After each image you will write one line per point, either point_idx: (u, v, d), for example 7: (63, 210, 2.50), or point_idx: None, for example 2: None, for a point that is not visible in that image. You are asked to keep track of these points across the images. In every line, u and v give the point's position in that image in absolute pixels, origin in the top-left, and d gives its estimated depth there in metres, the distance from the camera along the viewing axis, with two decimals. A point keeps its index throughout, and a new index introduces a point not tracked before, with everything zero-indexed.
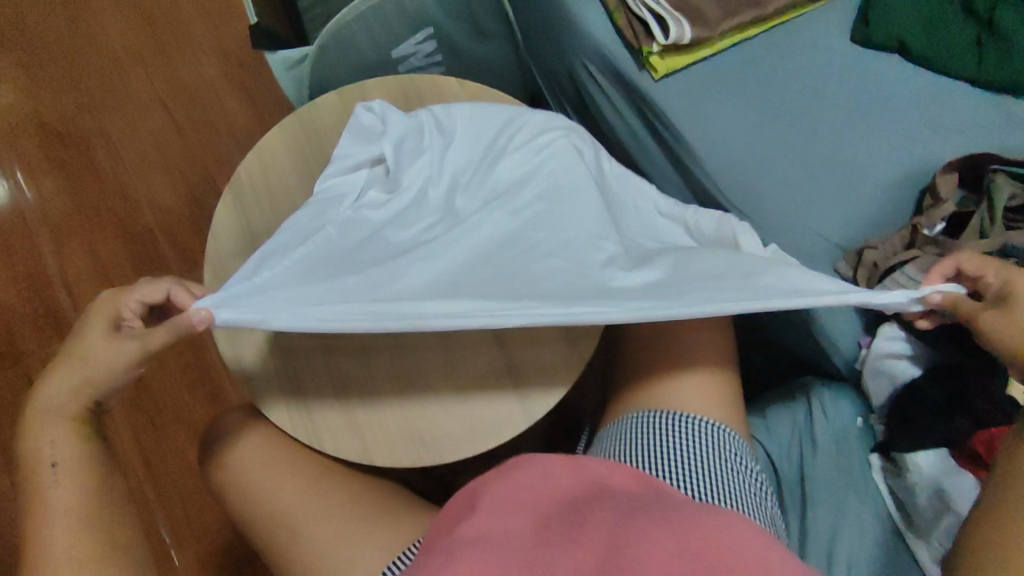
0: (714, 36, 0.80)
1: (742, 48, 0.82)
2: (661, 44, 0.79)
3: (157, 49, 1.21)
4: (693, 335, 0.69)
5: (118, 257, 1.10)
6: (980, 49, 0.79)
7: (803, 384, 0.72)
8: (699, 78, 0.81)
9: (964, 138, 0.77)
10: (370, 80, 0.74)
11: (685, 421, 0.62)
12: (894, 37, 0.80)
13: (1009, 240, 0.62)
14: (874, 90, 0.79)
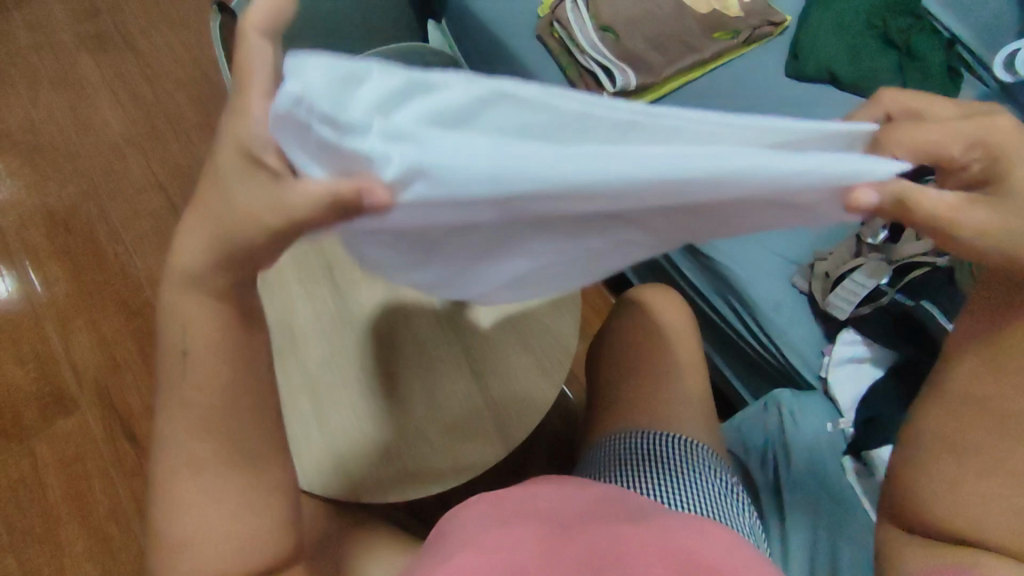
0: (658, 81, 0.88)
1: (684, 91, 0.90)
2: (610, 92, 0.87)
3: (155, 139, 1.31)
4: (663, 356, 0.72)
5: (121, 332, 1.15)
6: (903, 75, 0.86)
7: (773, 397, 0.72)
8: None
9: None
10: None
11: (668, 440, 0.64)
12: (822, 69, 0.87)
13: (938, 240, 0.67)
14: (812, 117, 0.86)
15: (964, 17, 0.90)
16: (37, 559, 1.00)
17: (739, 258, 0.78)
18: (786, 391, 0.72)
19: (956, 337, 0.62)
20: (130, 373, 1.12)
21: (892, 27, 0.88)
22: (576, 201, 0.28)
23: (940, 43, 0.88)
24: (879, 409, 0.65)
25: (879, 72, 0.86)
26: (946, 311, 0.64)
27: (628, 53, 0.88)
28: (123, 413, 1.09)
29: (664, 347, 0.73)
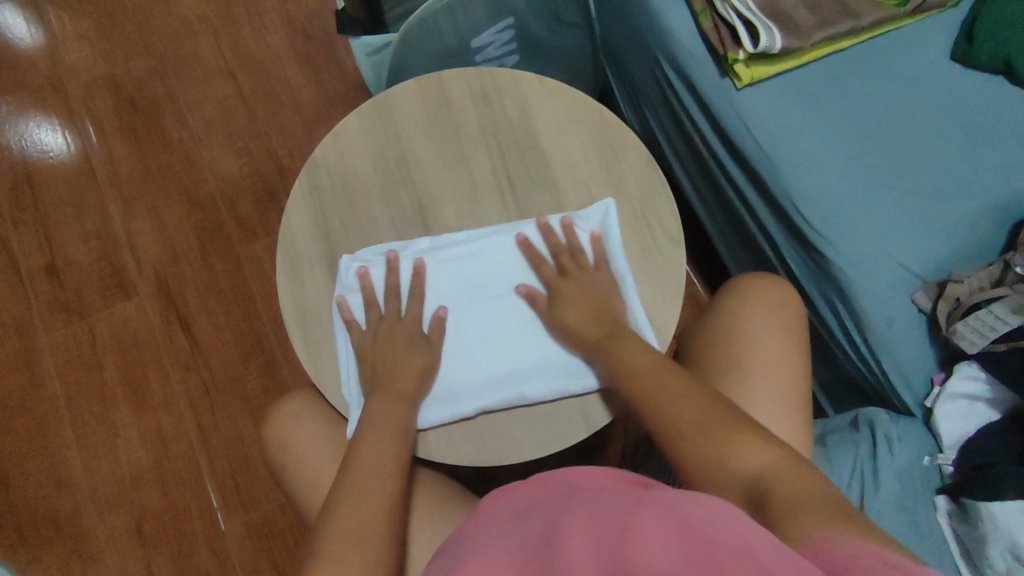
0: (804, 47, 0.77)
1: (830, 60, 0.80)
2: (748, 52, 0.77)
3: (228, 20, 1.22)
4: (766, 372, 0.63)
5: (183, 223, 1.12)
6: None
7: (869, 416, 0.68)
8: (782, 92, 0.79)
9: None
10: (452, 73, 0.73)
11: None
12: (999, 58, 0.76)
13: None
14: (971, 119, 0.77)
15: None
16: (94, 433, 1.03)
17: (855, 261, 0.72)
18: (883, 413, 0.68)
19: None
20: (189, 267, 1.10)
21: None
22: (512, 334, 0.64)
23: None
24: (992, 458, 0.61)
25: None
26: None
27: (775, 7, 0.77)
28: (180, 306, 1.08)
29: (773, 358, 0.64)
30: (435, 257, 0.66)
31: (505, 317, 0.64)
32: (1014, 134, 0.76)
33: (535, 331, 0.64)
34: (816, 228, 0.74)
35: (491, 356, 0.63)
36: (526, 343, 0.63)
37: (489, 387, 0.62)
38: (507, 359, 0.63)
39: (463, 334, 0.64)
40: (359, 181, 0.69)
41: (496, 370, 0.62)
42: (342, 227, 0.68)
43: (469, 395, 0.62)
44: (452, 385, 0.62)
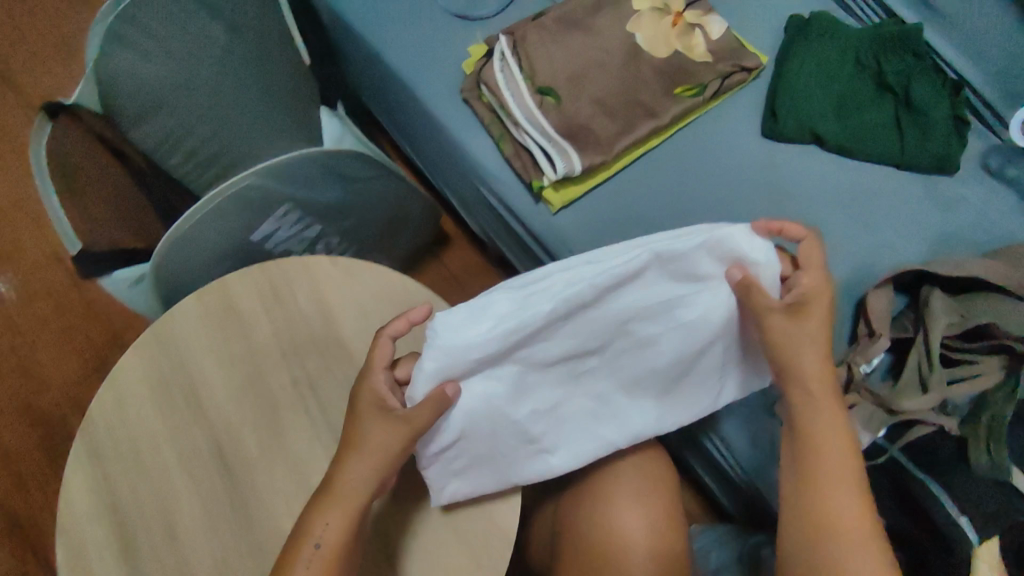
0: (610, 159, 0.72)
1: (644, 159, 0.75)
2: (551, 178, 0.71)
3: (30, 199, 1.10)
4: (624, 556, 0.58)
5: (22, 442, 1.00)
6: (900, 130, 0.73)
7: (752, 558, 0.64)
8: (601, 205, 0.73)
9: (896, 234, 0.71)
10: (233, 279, 0.65)
11: None
12: (807, 129, 0.73)
13: (947, 394, 0.55)
14: (795, 196, 0.73)
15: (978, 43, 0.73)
16: None
17: None
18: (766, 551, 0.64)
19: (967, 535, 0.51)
20: (37, 491, 0.98)
21: (889, 70, 0.73)
22: (640, 351, 0.57)
23: (946, 88, 0.74)
24: None
25: (872, 127, 0.73)
26: (954, 495, 0.52)
27: (571, 122, 0.72)
28: (34, 540, 0.96)
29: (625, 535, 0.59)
30: (537, 306, 0.50)
31: (575, 342, 0.54)
32: (840, 204, 0.72)
33: (644, 362, 0.57)
34: None
35: (582, 408, 0.58)
36: (626, 360, 0.57)
37: (581, 435, 0.58)
38: (645, 362, 0.57)
39: (557, 380, 0.56)
40: (146, 432, 0.61)
41: (617, 397, 0.58)
42: (131, 493, 0.59)
43: (559, 440, 0.58)
44: (526, 439, 0.56)
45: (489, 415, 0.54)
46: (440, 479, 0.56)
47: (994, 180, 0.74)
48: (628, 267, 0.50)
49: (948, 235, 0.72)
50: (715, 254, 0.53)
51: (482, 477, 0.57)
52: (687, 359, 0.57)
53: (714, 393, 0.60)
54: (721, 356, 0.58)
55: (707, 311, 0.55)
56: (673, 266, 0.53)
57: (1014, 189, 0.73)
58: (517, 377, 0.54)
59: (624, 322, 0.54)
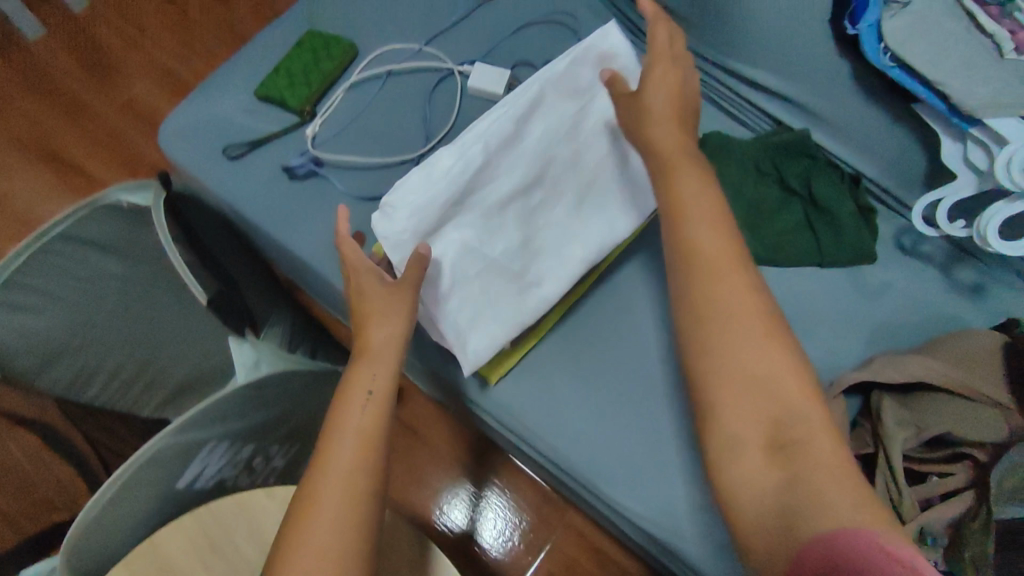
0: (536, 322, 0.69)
1: (570, 312, 0.72)
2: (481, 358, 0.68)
3: None
4: None
5: None
6: (814, 230, 0.75)
7: None
8: (535, 371, 0.70)
9: (837, 331, 0.72)
10: (163, 536, 0.58)
11: None
12: None
13: (924, 524, 0.53)
14: None
15: (865, 137, 0.75)
16: None
17: (687, 534, 0.64)
18: None
19: None
20: None
21: (788, 176, 0.76)
22: (545, 154, 0.64)
23: (846, 182, 0.77)
24: None
25: (787, 232, 0.75)
26: None
27: None
28: None
29: None
30: (467, 184, 0.61)
31: (503, 176, 0.63)
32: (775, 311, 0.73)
33: (540, 132, 0.64)
34: (629, 507, 0.66)
35: (562, 274, 0.66)
36: (565, 215, 0.66)
37: (556, 275, 0.66)
38: (592, 193, 0.66)
39: (514, 219, 0.64)
40: None
41: (585, 245, 0.66)
42: None
43: (545, 288, 0.66)
44: (507, 282, 0.65)
45: (466, 271, 0.63)
46: (457, 342, 0.64)
47: (909, 258, 0.77)
48: (521, 107, 0.62)
49: (885, 321, 0.73)
50: (589, 61, 0.64)
51: (499, 315, 0.65)
52: (612, 149, 0.65)
53: (609, 224, 0.66)
54: (616, 168, 0.66)
55: (586, 78, 0.65)
56: (558, 108, 0.64)
57: (928, 263, 0.76)
58: (482, 221, 0.63)
59: (538, 157, 0.64)
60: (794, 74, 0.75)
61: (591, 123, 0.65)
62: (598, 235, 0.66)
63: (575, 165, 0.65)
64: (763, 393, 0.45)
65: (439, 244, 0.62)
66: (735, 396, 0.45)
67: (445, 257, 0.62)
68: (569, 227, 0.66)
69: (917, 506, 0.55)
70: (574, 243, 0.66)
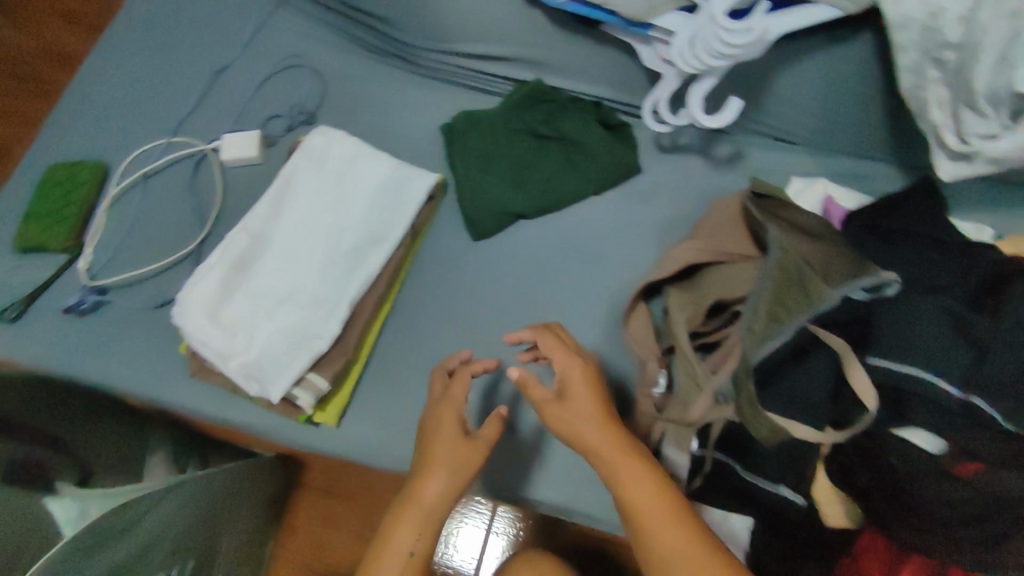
0: (354, 352, 0.73)
1: (386, 330, 0.77)
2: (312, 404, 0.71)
3: None
4: None
5: None
6: (573, 163, 0.81)
7: None
8: (370, 400, 0.74)
9: (627, 245, 0.78)
10: None
11: None
12: (502, 211, 0.79)
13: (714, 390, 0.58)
14: (532, 273, 0.77)
15: (590, 69, 0.80)
16: None
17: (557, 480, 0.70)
18: None
19: (792, 499, 0.57)
20: None
21: (533, 125, 0.82)
22: (309, 208, 0.78)
23: (589, 111, 0.82)
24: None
25: (550, 175, 0.81)
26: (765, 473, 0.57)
27: (301, 332, 0.72)
28: None
29: None
30: (252, 251, 0.74)
31: (274, 231, 0.76)
32: (568, 250, 0.78)
33: (299, 190, 0.78)
34: (502, 482, 0.71)
35: (348, 288, 0.74)
36: (339, 241, 0.76)
37: (341, 292, 0.74)
38: (356, 225, 0.77)
39: (290, 261, 0.75)
40: None
41: (362, 260, 0.75)
42: None
43: (337, 304, 0.73)
44: (299, 315, 0.72)
45: (259, 316, 0.72)
46: (265, 380, 0.69)
47: (673, 153, 0.83)
48: (276, 186, 0.78)
49: (665, 220, 0.79)
50: (324, 138, 0.81)
51: (295, 342, 0.71)
52: (360, 190, 0.79)
53: (385, 228, 0.77)
54: (375, 196, 0.79)
55: (337, 145, 0.81)
56: (308, 166, 0.80)
57: (690, 153, 0.83)
58: (262, 275, 0.74)
59: (304, 212, 0.77)
60: (502, 38, 0.80)
61: (334, 173, 0.80)
62: (369, 248, 0.76)
63: (335, 208, 0.78)
64: (667, 545, 0.47)
65: (218, 308, 0.71)
66: (661, 556, 0.48)
67: (230, 310, 0.71)
68: (346, 251, 0.76)
69: (710, 375, 0.59)
70: (352, 262, 0.75)
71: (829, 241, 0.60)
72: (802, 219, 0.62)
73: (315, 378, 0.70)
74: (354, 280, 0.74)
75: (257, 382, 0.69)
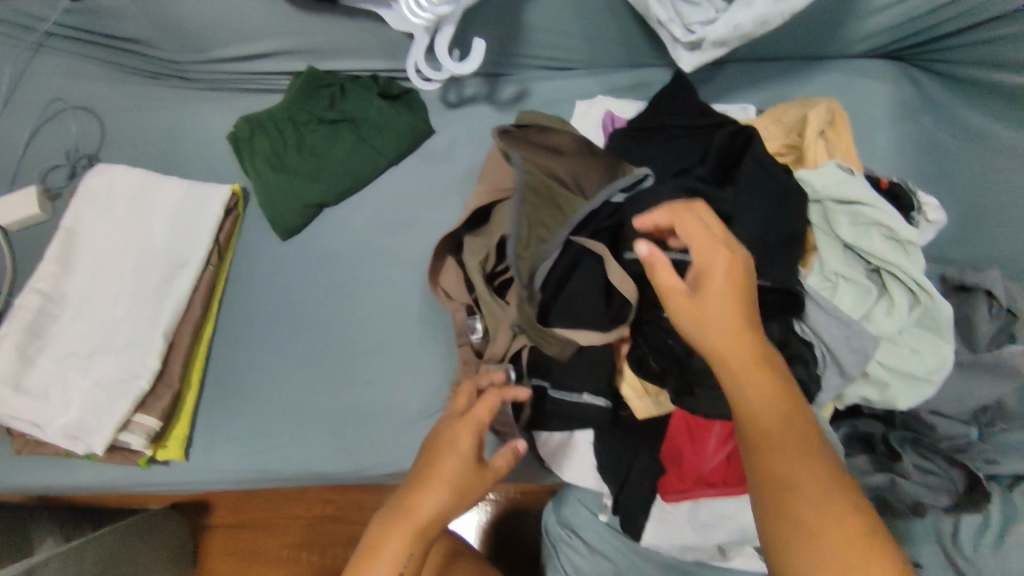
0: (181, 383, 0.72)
1: (218, 352, 0.76)
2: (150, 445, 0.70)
3: None
4: None
5: None
6: (367, 140, 0.81)
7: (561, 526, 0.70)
8: (214, 424, 0.74)
9: (434, 208, 0.80)
10: None
11: None
12: (306, 205, 0.79)
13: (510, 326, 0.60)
14: (349, 256, 0.79)
15: (353, 45, 0.79)
16: None
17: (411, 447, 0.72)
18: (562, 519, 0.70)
19: (598, 406, 0.61)
20: None
21: (319, 113, 0.81)
22: (105, 251, 0.75)
23: (369, 84, 0.82)
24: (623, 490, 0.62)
25: (346, 157, 0.80)
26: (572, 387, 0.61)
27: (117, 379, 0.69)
28: None
29: None
30: (49, 309, 0.72)
31: (71, 284, 0.73)
32: (380, 228, 0.80)
33: (91, 234, 0.75)
34: (364, 463, 0.73)
35: (158, 321, 0.71)
36: (143, 276, 0.74)
37: (153, 326, 0.71)
38: (157, 255, 0.74)
39: (94, 309, 0.72)
40: None
41: (169, 289, 0.73)
42: None
43: (150, 340, 0.71)
44: (109, 360, 0.70)
45: (69, 373, 0.69)
46: (86, 435, 0.67)
47: (462, 108, 0.84)
48: (60, 235, 0.74)
49: (465, 175, 0.82)
50: (103, 175, 0.77)
51: (111, 388, 0.69)
52: (152, 217, 0.76)
53: (188, 251, 0.75)
54: (169, 219, 0.76)
55: (120, 181, 0.77)
56: (94, 206, 0.76)
57: (478, 103, 0.84)
58: (66, 331, 0.71)
59: (100, 255, 0.75)
60: (258, 33, 0.78)
61: (123, 207, 0.76)
62: (174, 275, 0.74)
63: (131, 243, 0.75)
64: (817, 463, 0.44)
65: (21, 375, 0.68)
66: (772, 470, 0.44)
67: (37, 375, 0.69)
68: (152, 283, 0.73)
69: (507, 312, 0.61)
70: (159, 293, 0.73)
71: (577, 153, 0.62)
72: (556, 139, 0.63)
73: (144, 419, 0.69)
74: (164, 311, 0.72)
75: (78, 438, 0.67)
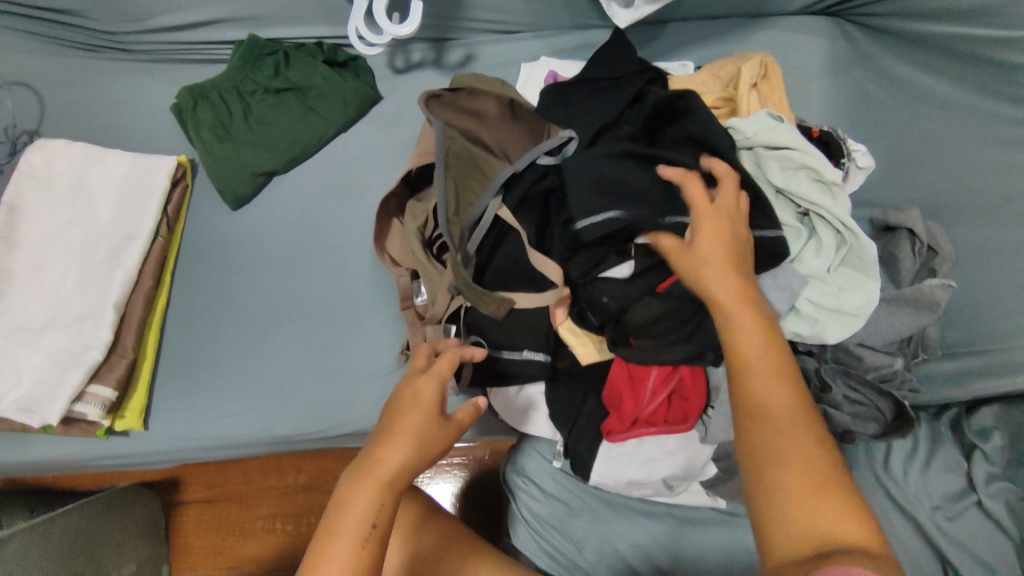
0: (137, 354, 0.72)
1: (175, 323, 0.76)
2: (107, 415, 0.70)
3: None
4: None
5: None
6: (313, 107, 0.81)
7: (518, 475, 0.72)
8: (174, 394, 0.75)
9: (385, 174, 0.81)
10: None
11: None
12: (255, 174, 0.79)
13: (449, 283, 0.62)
14: (302, 224, 0.79)
15: (293, 11, 0.79)
16: None
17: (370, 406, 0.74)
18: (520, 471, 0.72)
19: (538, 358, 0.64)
20: None
21: (263, 81, 0.80)
22: (50, 225, 0.74)
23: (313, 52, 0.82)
24: (572, 435, 0.65)
25: (293, 126, 0.80)
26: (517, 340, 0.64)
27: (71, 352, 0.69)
28: None
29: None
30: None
31: (15, 259, 0.73)
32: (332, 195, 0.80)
33: (34, 209, 0.75)
34: (324, 424, 0.75)
35: (108, 293, 0.71)
36: (91, 249, 0.73)
37: (101, 300, 0.71)
38: (103, 229, 0.74)
39: (40, 284, 0.72)
40: None
41: (118, 262, 0.73)
42: None
43: (99, 313, 0.71)
44: (57, 334, 0.70)
45: (16, 347, 0.69)
46: (38, 409, 0.67)
47: (408, 73, 0.85)
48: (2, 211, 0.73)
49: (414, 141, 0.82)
50: (44, 149, 0.76)
51: (60, 361, 0.69)
52: (98, 192, 0.76)
53: (136, 223, 0.74)
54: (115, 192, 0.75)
55: (61, 155, 0.76)
56: (36, 181, 0.75)
57: (424, 68, 0.84)
58: (11, 305, 0.71)
59: (44, 230, 0.74)
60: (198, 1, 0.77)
61: (67, 181, 0.76)
62: (122, 248, 0.74)
63: (76, 218, 0.75)
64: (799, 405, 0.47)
65: None
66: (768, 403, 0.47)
67: None
68: (99, 256, 0.73)
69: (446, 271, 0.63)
70: (108, 267, 0.73)
71: (509, 119, 0.64)
72: (483, 106, 0.65)
73: (99, 390, 0.69)
74: (113, 285, 0.72)
75: (29, 412, 0.67)
